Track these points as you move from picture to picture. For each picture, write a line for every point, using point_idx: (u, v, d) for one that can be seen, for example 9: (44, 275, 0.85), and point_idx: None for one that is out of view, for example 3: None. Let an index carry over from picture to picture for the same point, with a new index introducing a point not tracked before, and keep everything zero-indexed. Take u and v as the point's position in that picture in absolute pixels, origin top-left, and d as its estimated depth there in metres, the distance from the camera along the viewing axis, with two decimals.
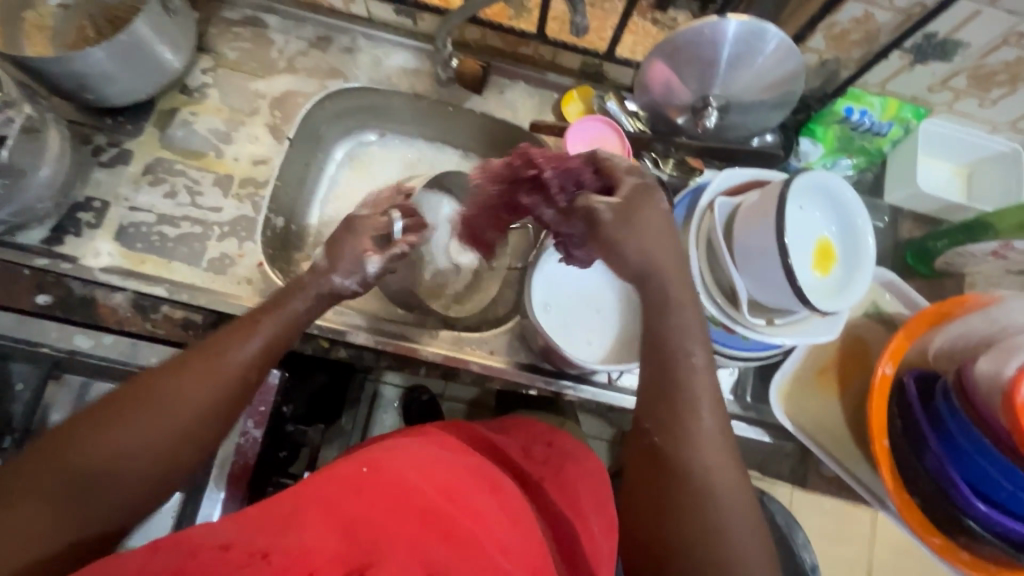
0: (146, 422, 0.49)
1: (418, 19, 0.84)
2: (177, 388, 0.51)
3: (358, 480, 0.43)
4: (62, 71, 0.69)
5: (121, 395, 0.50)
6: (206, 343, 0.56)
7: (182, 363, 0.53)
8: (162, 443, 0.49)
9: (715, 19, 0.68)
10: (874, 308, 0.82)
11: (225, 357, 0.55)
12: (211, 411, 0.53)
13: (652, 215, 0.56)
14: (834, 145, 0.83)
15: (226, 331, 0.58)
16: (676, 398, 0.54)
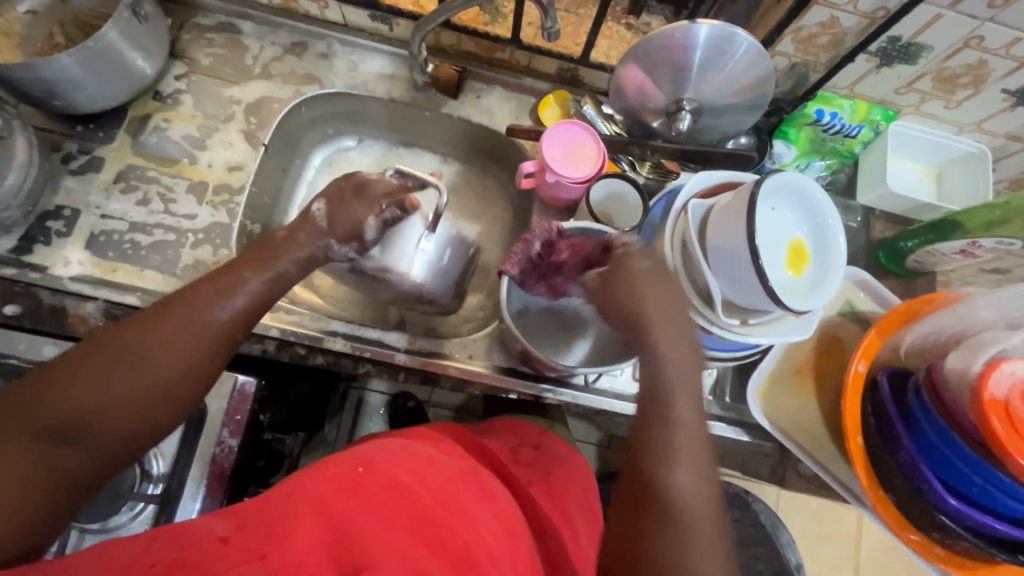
0: (125, 373, 0.50)
1: (393, 24, 0.84)
2: (157, 340, 0.52)
3: (354, 481, 0.48)
4: (29, 78, 0.68)
5: (101, 342, 0.51)
6: (190, 292, 0.56)
7: (162, 311, 0.53)
8: (141, 395, 0.50)
9: (686, 23, 0.69)
10: (849, 306, 0.83)
11: (207, 312, 0.55)
12: (192, 365, 0.53)
13: (640, 269, 0.58)
14: (807, 147, 0.85)
15: (209, 282, 0.57)
16: (651, 434, 0.54)
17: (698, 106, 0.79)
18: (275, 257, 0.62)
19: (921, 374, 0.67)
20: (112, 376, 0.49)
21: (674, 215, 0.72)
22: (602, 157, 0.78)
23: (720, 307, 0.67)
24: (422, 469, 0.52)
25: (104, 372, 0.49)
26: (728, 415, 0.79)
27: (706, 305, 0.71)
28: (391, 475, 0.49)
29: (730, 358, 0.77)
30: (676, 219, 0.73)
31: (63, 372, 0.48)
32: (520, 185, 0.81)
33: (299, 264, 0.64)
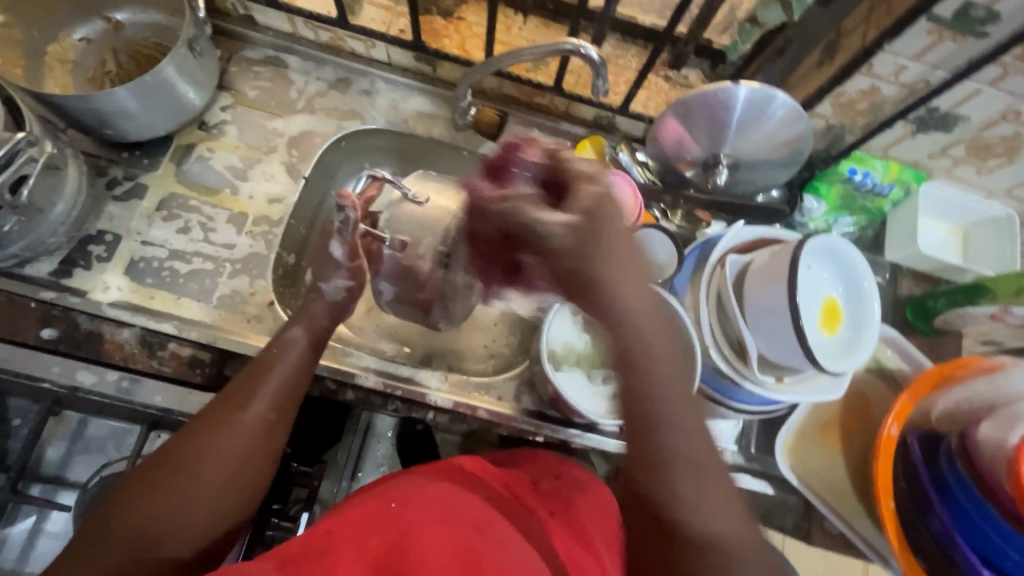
0: (189, 485, 0.52)
1: (437, 66, 0.86)
2: (210, 447, 0.55)
3: (385, 515, 0.50)
4: (84, 107, 0.69)
5: (156, 461, 0.53)
6: (226, 394, 0.59)
7: (208, 420, 0.57)
8: (211, 501, 0.53)
9: (727, 85, 0.70)
10: (876, 363, 0.83)
11: (248, 409, 0.58)
12: (247, 463, 0.56)
13: (615, 225, 0.48)
14: (837, 203, 0.85)
15: (243, 378, 0.61)
16: (644, 386, 0.48)
17: (734, 160, 0.80)
18: (303, 317, 0.69)
19: (953, 440, 0.67)
20: (179, 488, 0.52)
21: (710, 268, 0.74)
22: (639, 207, 0.77)
23: (755, 363, 0.68)
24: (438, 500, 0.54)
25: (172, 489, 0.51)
26: (754, 466, 0.78)
27: (741, 359, 0.71)
28: (417, 511, 0.51)
29: (757, 411, 0.76)
30: (712, 273, 0.74)
31: (128, 499, 0.50)
32: None
33: (322, 327, 0.69)
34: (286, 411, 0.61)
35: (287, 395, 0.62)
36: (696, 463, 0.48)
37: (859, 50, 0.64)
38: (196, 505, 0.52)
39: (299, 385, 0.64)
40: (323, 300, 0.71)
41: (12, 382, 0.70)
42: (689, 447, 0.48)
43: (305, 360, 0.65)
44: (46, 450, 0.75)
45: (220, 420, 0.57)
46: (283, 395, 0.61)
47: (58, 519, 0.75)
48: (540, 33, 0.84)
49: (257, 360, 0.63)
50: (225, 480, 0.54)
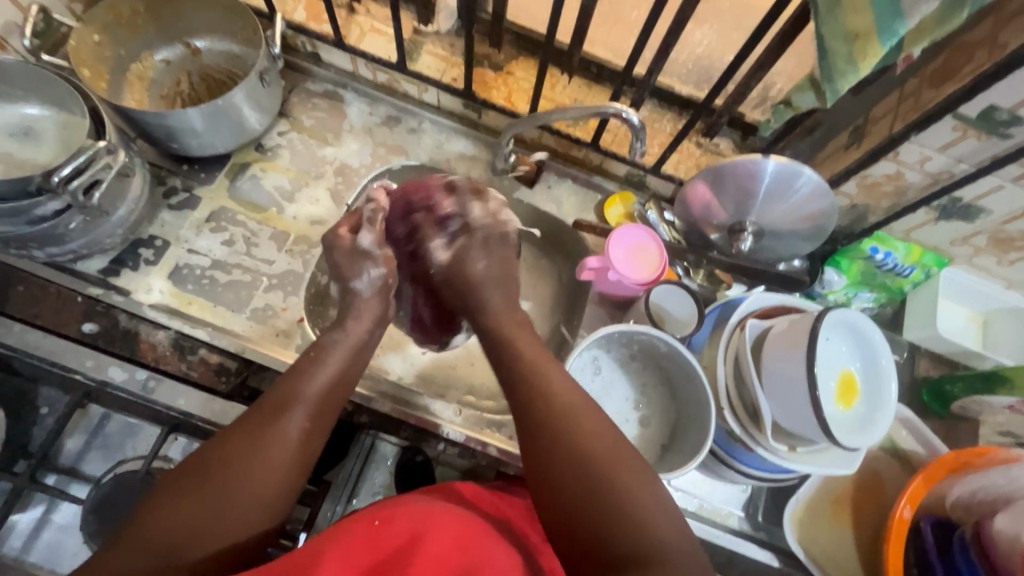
0: (231, 490, 0.51)
1: (483, 114, 0.91)
2: (251, 456, 0.53)
3: (370, 533, 0.54)
4: (157, 122, 0.74)
5: (199, 463, 0.53)
6: (273, 396, 0.58)
7: (247, 427, 0.55)
8: (245, 506, 0.52)
9: (757, 157, 0.74)
10: (890, 442, 0.82)
11: (291, 418, 0.57)
12: (289, 471, 0.55)
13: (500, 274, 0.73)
14: (857, 278, 0.87)
15: (283, 384, 0.59)
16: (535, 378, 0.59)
17: (759, 229, 0.83)
18: (350, 321, 0.67)
19: (967, 529, 0.66)
20: (219, 495, 0.51)
21: (729, 330, 0.75)
22: (663, 265, 0.81)
23: (769, 430, 0.68)
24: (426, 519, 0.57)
25: (216, 492, 0.51)
26: (759, 535, 0.79)
27: (756, 426, 0.71)
28: (404, 522, 0.55)
29: (766, 478, 0.76)
30: (731, 335, 0.75)
31: (172, 498, 0.51)
32: (579, 276, 0.84)
33: (365, 334, 0.67)
34: (323, 419, 0.59)
35: (326, 403, 0.60)
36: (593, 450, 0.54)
37: (886, 137, 0.67)
38: (236, 505, 0.51)
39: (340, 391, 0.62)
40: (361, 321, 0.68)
41: (48, 372, 0.73)
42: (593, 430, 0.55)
43: (346, 367, 0.63)
44: (66, 441, 0.77)
45: (262, 426, 0.55)
46: (325, 402, 0.60)
47: (65, 511, 0.76)
48: (583, 93, 0.87)
49: (299, 362, 0.61)
50: (268, 487, 0.53)
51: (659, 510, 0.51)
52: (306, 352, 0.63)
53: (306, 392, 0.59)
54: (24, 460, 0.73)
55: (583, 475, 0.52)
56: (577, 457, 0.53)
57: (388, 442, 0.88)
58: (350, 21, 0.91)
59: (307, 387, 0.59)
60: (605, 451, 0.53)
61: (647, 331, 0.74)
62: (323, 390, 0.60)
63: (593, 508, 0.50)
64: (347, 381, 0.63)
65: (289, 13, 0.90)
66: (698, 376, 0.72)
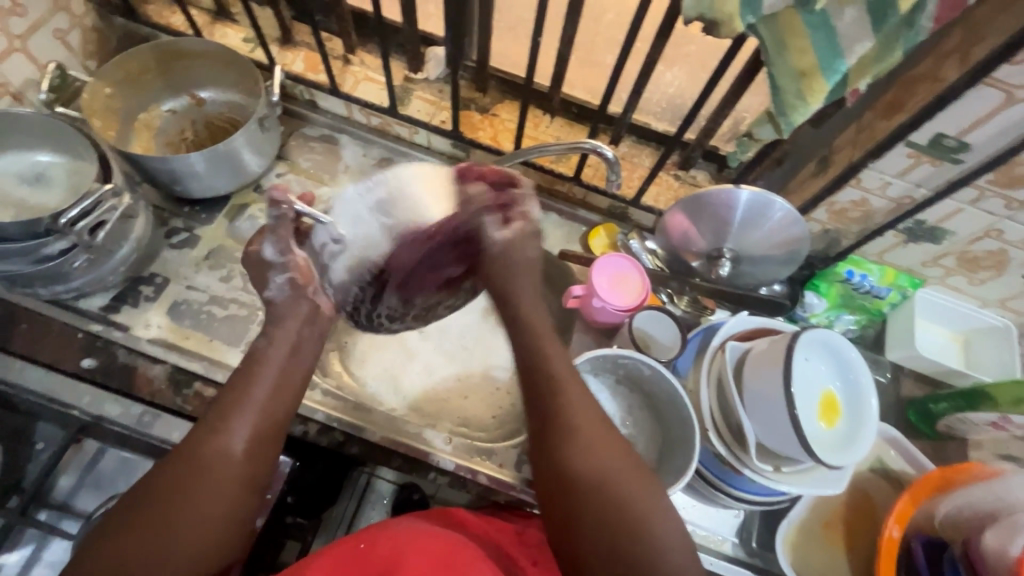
0: (180, 514, 0.51)
1: (471, 153, 0.96)
2: (197, 476, 0.53)
3: (357, 556, 0.57)
4: (161, 166, 0.79)
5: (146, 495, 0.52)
6: (213, 415, 0.57)
7: (194, 450, 0.54)
8: (208, 530, 0.52)
9: (730, 187, 0.78)
10: (879, 463, 0.82)
11: (235, 433, 0.56)
12: (240, 486, 0.55)
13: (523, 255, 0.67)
14: (837, 301, 0.90)
15: (224, 400, 0.57)
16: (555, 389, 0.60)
17: (736, 254, 0.87)
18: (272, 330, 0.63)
19: (956, 547, 0.66)
20: (169, 526, 0.50)
21: (711, 352, 0.77)
22: (645, 290, 0.84)
23: (753, 451, 0.69)
24: (409, 540, 0.58)
25: (168, 515, 0.51)
26: (754, 561, 0.78)
27: (740, 446, 0.72)
28: (388, 546, 0.58)
29: (759, 502, 0.76)
30: (713, 357, 0.77)
31: (125, 526, 0.50)
32: (566, 304, 0.88)
33: (297, 340, 0.63)
34: (269, 429, 0.58)
35: (270, 412, 0.58)
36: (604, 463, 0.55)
37: (847, 165, 0.71)
38: (187, 535, 0.51)
39: (287, 397, 0.60)
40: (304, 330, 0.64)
41: (45, 408, 0.74)
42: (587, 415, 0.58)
43: (285, 371, 0.61)
44: (59, 478, 0.77)
45: (205, 447, 0.54)
46: (272, 412, 0.58)
47: (55, 547, 0.75)
48: (565, 132, 0.92)
49: (242, 372, 0.60)
50: (217, 506, 0.53)
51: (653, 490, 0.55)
52: (243, 363, 0.61)
53: (246, 406, 0.57)
54: (17, 496, 0.74)
55: (590, 466, 0.55)
56: (583, 444, 0.56)
57: (384, 480, 0.92)
58: (345, 71, 0.96)
59: (249, 397, 0.58)
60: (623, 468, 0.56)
61: (630, 355, 0.76)
62: (263, 401, 0.58)
63: (603, 502, 0.53)
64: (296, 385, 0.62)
65: (289, 65, 0.95)
66: (681, 399, 0.74)
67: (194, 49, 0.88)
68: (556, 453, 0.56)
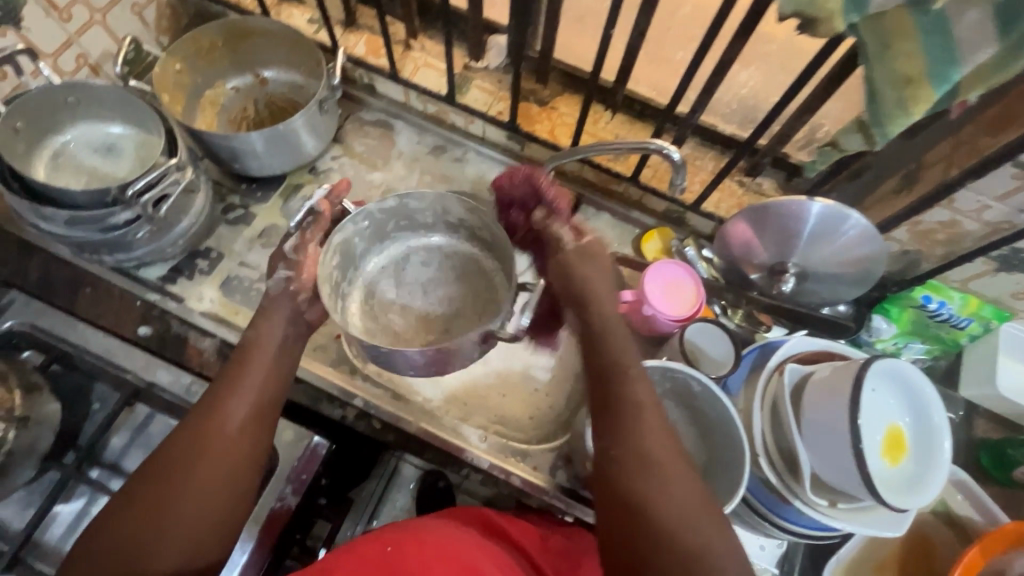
0: (174, 501, 0.55)
1: (526, 146, 0.93)
2: (186, 461, 0.56)
3: (379, 559, 0.54)
4: (223, 143, 0.80)
5: (162, 463, 0.57)
6: (201, 409, 0.60)
7: (198, 425, 0.59)
8: (212, 488, 0.56)
9: (802, 199, 0.72)
10: (943, 506, 0.77)
11: (221, 421, 0.59)
12: (230, 473, 0.58)
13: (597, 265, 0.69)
14: (909, 327, 0.83)
15: (218, 386, 0.62)
16: (634, 410, 0.59)
17: (801, 270, 0.81)
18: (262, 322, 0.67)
19: None
20: (178, 489, 0.55)
21: (767, 373, 0.73)
22: (700, 301, 0.80)
23: (808, 483, 0.65)
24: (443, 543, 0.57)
25: (175, 477, 0.56)
26: None
27: (793, 475, 0.68)
28: (412, 552, 0.55)
29: (807, 536, 0.71)
30: (768, 378, 0.72)
31: (126, 511, 0.54)
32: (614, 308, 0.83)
33: (282, 335, 0.66)
34: (266, 413, 0.62)
35: (267, 400, 0.63)
36: (675, 496, 0.54)
37: (939, 184, 0.65)
38: (191, 494, 0.55)
39: (275, 388, 0.64)
40: (272, 349, 0.65)
41: (101, 369, 0.77)
42: (665, 444, 0.57)
43: (280, 355, 0.66)
44: (112, 438, 0.77)
45: (208, 418, 0.59)
46: (251, 415, 0.61)
47: (104, 504, 0.75)
48: (626, 129, 0.88)
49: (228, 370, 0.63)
50: (208, 498, 0.56)
51: (709, 502, 0.54)
52: (238, 352, 0.65)
53: (244, 391, 0.61)
54: (72, 452, 0.74)
55: (657, 490, 0.54)
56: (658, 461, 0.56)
57: (411, 464, 0.94)
58: (406, 56, 0.95)
59: (230, 401, 0.61)
60: (679, 501, 0.54)
61: (679, 368, 0.72)
62: (258, 385, 0.62)
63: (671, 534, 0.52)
64: (278, 379, 0.65)
65: (351, 48, 0.95)
66: (732, 420, 0.70)
67: (260, 29, 0.89)
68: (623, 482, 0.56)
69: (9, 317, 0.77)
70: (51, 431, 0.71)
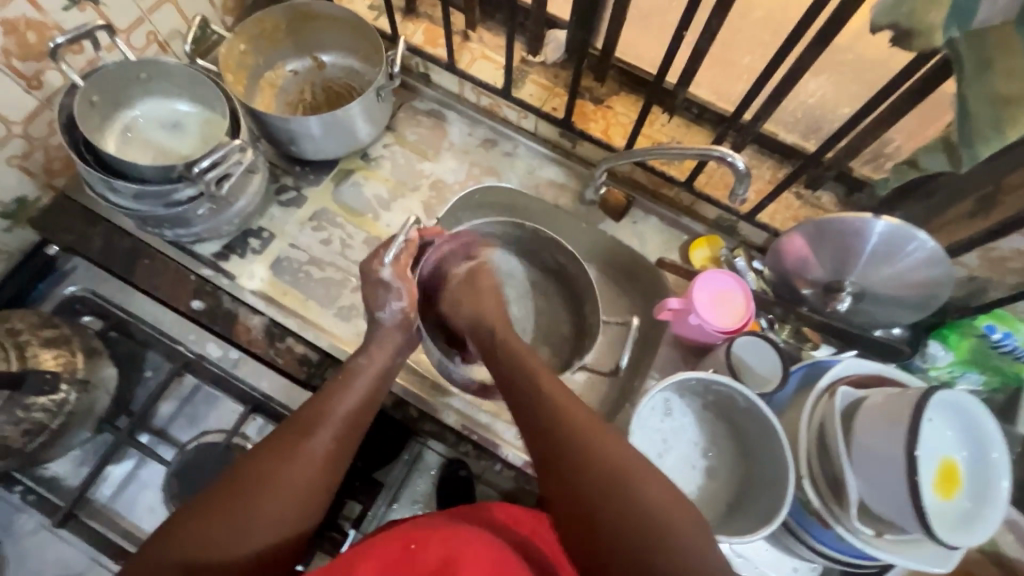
0: (245, 521, 0.49)
1: (578, 144, 0.92)
2: (272, 478, 0.52)
3: (404, 555, 0.53)
4: (282, 126, 0.82)
5: (236, 478, 0.51)
6: (291, 425, 0.56)
7: (280, 442, 0.54)
8: (284, 514, 0.51)
9: (867, 216, 0.69)
10: (991, 545, 0.74)
11: (312, 441, 0.55)
12: (310, 500, 0.53)
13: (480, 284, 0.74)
14: (967, 356, 0.80)
15: (312, 404, 0.59)
16: (558, 424, 0.54)
17: (859, 290, 0.78)
18: (373, 350, 0.65)
19: None
20: (251, 507, 0.50)
21: (817, 394, 0.70)
22: (749, 315, 0.78)
23: (854, 510, 0.63)
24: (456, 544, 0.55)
25: (253, 494, 0.50)
26: None
27: (837, 500, 0.66)
28: (437, 548, 0.54)
29: (844, 562, 0.70)
30: (818, 400, 0.70)
31: (194, 524, 0.48)
32: (658, 315, 0.82)
33: (388, 363, 0.65)
34: (349, 441, 0.58)
35: (354, 425, 0.59)
36: (643, 508, 0.49)
37: None
38: (264, 517, 0.50)
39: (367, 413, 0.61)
40: (369, 369, 0.63)
41: (157, 340, 0.80)
42: (613, 451, 0.52)
43: (376, 385, 0.63)
44: (161, 405, 0.81)
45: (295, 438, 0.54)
46: (343, 441, 0.57)
47: (151, 469, 0.79)
48: (681, 133, 0.87)
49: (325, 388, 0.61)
50: (279, 524, 0.51)
51: (687, 508, 0.50)
52: (338, 374, 0.62)
53: (336, 412, 0.58)
54: (125, 417, 0.78)
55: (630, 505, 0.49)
56: (625, 498, 0.49)
57: (435, 452, 0.89)
58: (463, 47, 0.94)
59: (322, 421, 0.57)
60: (655, 510, 0.49)
61: (727, 383, 0.70)
62: (351, 409, 0.59)
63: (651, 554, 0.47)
64: (366, 405, 0.61)
65: (409, 36, 0.95)
66: (775, 438, 0.69)
67: (322, 13, 0.89)
68: (579, 507, 0.50)
69: (72, 284, 0.84)
70: (106, 396, 0.73)
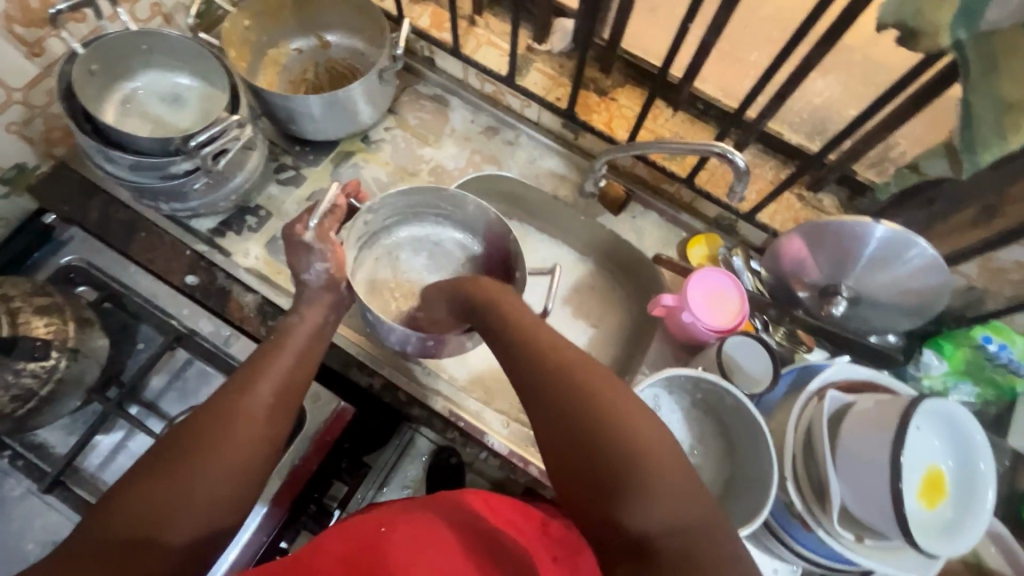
0: (188, 479, 0.48)
1: (580, 135, 0.91)
2: (212, 435, 0.51)
3: (373, 539, 0.54)
4: (282, 103, 0.81)
5: (176, 441, 0.50)
6: (228, 387, 0.56)
7: (218, 405, 0.54)
8: (227, 470, 0.50)
9: (867, 220, 0.68)
10: (973, 556, 0.74)
11: (251, 400, 0.55)
12: (249, 458, 0.52)
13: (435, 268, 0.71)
14: (961, 366, 0.79)
15: (246, 369, 0.58)
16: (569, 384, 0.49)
17: (854, 294, 0.78)
18: (302, 309, 0.67)
19: None
20: (194, 466, 0.49)
21: (806, 398, 0.69)
22: (743, 314, 0.78)
23: (835, 515, 0.62)
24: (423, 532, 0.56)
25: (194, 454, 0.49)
26: None
27: (819, 504, 0.66)
28: (406, 534, 0.55)
29: (824, 565, 0.70)
30: (807, 403, 0.69)
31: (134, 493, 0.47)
32: (651, 311, 0.82)
33: (321, 321, 0.66)
34: (288, 400, 0.58)
35: (291, 386, 0.59)
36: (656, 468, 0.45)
37: None
38: (208, 476, 0.49)
39: (305, 373, 0.61)
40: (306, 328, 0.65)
41: (148, 313, 0.80)
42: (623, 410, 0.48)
43: (311, 346, 0.64)
44: (152, 378, 0.79)
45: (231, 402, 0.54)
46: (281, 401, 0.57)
47: (140, 440, 0.78)
48: (686, 128, 0.86)
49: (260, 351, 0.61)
50: (223, 482, 0.50)
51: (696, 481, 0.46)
52: (270, 337, 0.63)
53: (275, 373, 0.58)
54: (115, 387, 0.77)
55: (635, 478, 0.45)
56: (634, 461, 0.45)
57: (426, 437, 0.88)
58: (469, 32, 0.93)
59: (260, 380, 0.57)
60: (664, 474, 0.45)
61: (716, 381, 0.70)
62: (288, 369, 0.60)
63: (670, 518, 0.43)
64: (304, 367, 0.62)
65: (415, 19, 0.94)
66: (764, 440, 0.68)
67: None
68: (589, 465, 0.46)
69: (68, 253, 0.81)
70: (96, 365, 0.74)
